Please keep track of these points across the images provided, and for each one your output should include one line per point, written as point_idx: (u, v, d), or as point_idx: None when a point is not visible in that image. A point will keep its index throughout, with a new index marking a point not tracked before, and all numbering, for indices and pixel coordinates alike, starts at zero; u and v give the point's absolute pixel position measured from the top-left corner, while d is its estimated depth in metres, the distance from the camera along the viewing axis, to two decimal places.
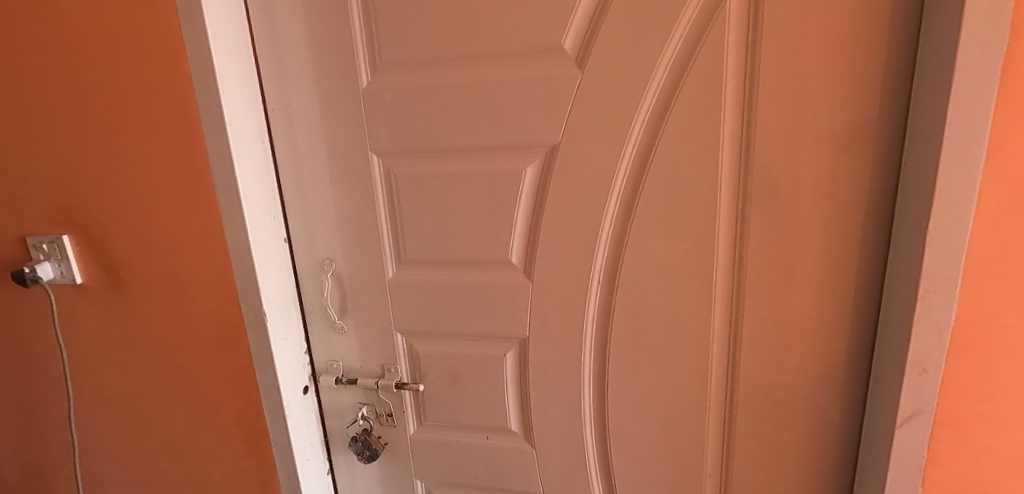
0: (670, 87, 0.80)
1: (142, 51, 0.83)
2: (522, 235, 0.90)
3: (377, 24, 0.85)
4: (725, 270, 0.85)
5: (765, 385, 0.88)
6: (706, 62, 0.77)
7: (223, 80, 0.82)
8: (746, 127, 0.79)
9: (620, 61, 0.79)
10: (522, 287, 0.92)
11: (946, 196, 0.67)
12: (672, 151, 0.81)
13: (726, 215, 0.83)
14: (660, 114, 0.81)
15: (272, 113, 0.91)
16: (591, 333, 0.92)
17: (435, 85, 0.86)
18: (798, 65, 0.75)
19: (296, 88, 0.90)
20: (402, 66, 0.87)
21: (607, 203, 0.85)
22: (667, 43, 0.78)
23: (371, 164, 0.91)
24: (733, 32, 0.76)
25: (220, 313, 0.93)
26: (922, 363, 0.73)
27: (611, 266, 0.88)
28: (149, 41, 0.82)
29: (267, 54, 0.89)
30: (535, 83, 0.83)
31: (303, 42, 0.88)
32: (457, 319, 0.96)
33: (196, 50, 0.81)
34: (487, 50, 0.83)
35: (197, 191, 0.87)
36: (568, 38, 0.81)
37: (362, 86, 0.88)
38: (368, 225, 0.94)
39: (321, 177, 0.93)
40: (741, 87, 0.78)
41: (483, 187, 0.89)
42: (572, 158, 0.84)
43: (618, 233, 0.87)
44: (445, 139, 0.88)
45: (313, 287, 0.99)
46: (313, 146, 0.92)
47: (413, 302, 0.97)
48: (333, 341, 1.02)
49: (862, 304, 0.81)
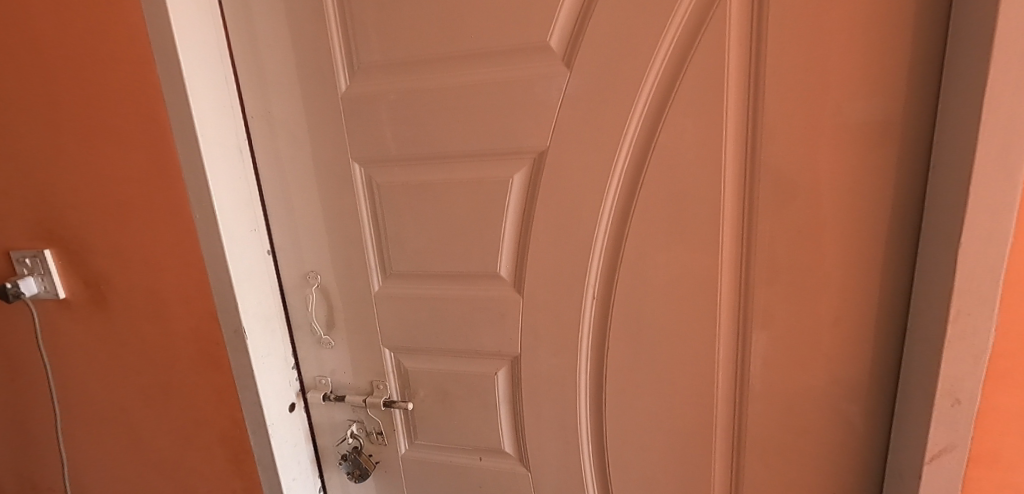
0: (666, 85, 0.73)
1: (112, 60, 0.80)
2: (510, 248, 0.84)
3: (354, 25, 0.80)
4: (731, 284, 0.77)
5: (778, 412, 0.80)
6: (706, 58, 0.70)
7: (194, 88, 0.79)
8: (752, 127, 0.71)
9: (612, 58, 0.72)
10: (512, 302, 0.86)
11: (982, 204, 0.58)
12: (670, 155, 0.74)
13: (731, 226, 0.75)
14: (656, 114, 0.74)
15: (251, 121, 0.88)
16: (586, 353, 0.85)
17: (417, 88, 0.81)
18: (810, 58, 0.67)
19: (275, 95, 0.86)
20: (381, 69, 0.82)
21: (600, 212, 0.78)
22: (663, 37, 0.71)
23: (353, 172, 0.87)
24: (735, 23, 0.68)
25: (200, 329, 0.90)
26: (954, 394, 0.64)
27: (607, 280, 0.82)
28: (119, 50, 0.79)
29: (244, 60, 0.85)
30: (521, 84, 0.77)
31: (279, 47, 0.84)
32: (447, 335, 0.91)
33: (165, 57, 0.77)
34: (469, 50, 0.77)
35: (172, 204, 0.84)
36: (555, 34, 0.74)
37: (341, 92, 0.84)
38: (352, 236, 0.90)
39: (303, 187, 0.89)
40: (745, 84, 0.70)
41: (469, 197, 0.83)
42: (562, 164, 0.78)
43: (613, 244, 0.80)
44: (429, 145, 0.83)
45: (298, 300, 0.96)
46: (294, 154, 0.88)
47: (400, 317, 0.92)
48: (321, 356, 0.98)
49: (886, 324, 0.73)
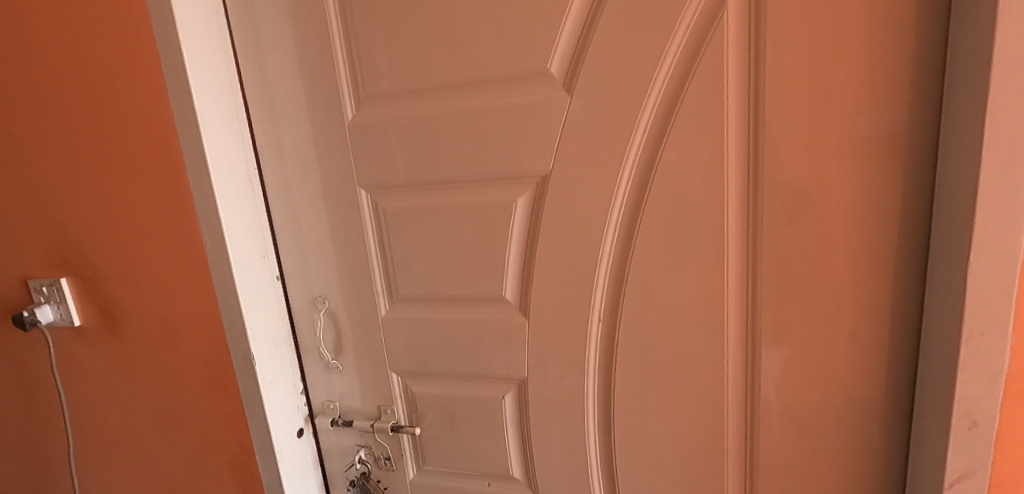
0: (667, 108, 0.73)
1: (128, 94, 0.82)
2: (515, 271, 0.85)
3: (360, 55, 0.83)
4: (738, 305, 0.76)
5: (790, 435, 0.78)
6: (705, 79, 0.70)
7: (205, 119, 0.81)
8: (754, 147, 0.71)
9: (612, 81, 0.73)
10: (517, 325, 0.86)
11: (989, 222, 0.57)
12: (672, 177, 0.74)
13: (736, 246, 0.75)
14: (657, 136, 0.74)
15: (261, 150, 0.90)
16: (593, 376, 0.84)
17: (422, 115, 0.82)
18: (810, 77, 0.67)
19: (284, 124, 0.88)
20: (386, 96, 0.83)
21: (604, 234, 0.79)
22: (662, 60, 0.71)
23: (359, 198, 0.88)
24: (733, 45, 0.69)
25: (209, 355, 0.91)
26: (971, 416, 0.62)
27: (612, 302, 0.81)
28: (135, 84, 0.82)
29: (254, 91, 0.87)
30: (523, 110, 0.78)
31: (287, 78, 0.86)
32: (453, 359, 0.91)
33: (178, 90, 0.80)
34: (472, 77, 0.79)
35: (183, 232, 0.86)
36: (555, 59, 0.75)
37: (348, 120, 0.85)
38: (359, 261, 0.91)
39: (311, 213, 0.91)
40: (745, 105, 0.70)
41: (474, 221, 0.84)
42: (565, 187, 0.78)
43: (618, 266, 0.80)
44: (434, 171, 0.84)
45: (307, 325, 0.96)
46: (302, 181, 0.90)
47: (407, 341, 0.92)
48: (329, 380, 0.99)
49: (897, 345, 0.71)
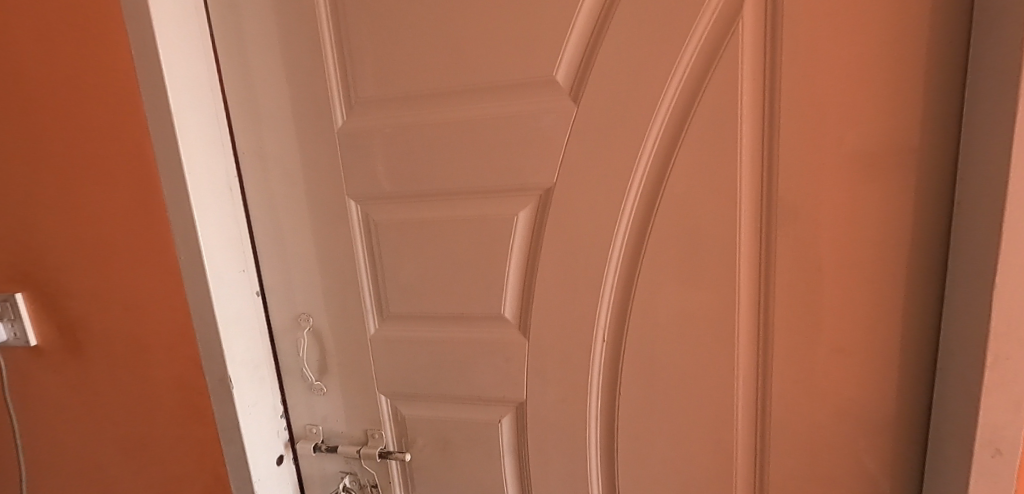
0: (678, 120, 0.70)
1: (99, 96, 0.76)
2: (515, 288, 0.80)
3: (352, 59, 0.78)
4: (750, 325, 0.73)
5: (802, 460, 0.75)
6: (719, 92, 0.68)
7: (182, 124, 0.75)
8: (767, 163, 0.69)
9: (621, 92, 0.70)
10: (517, 345, 0.81)
11: (1016, 243, 0.56)
12: (682, 191, 0.71)
13: (748, 264, 0.72)
14: (667, 149, 0.71)
15: (242, 157, 0.84)
16: (596, 398, 0.81)
17: (418, 122, 0.78)
18: (826, 92, 0.65)
19: (268, 130, 0.82)
20: (380, 103, 0.79)
21: (610, 250, 0.75)
22: (673, 71, 0.69)
23: (349, 210, 0.83)
24: (748, 57, 0.67)
25: (182, 378, 0.84)
26: (995, 443, 0.60)
27: (617, 322, 0.78)
28: (106, 85, 0.75)
29: (236, 95, 0.82)
30: (526, 119, 0.74)
31: (272, 81, 0.80)
32: (447, 380, 0.86)
33: (153, 92, 0.74)
34: (473, 84, 0.75)
35: (156, 245, 0.79)
36: (561, 67, 0.72)
37: (337, 126, 0.80)
38: (348, 276, 0.85)
39: (296, 225, 0.85)
40: (758, 119, 0.68)
41: (472, 236, 0.79)
42: (569, 200, 0.75)
43: (624, 284, 0.76)
44: (430, 181, 0.79)
45: (289, 344, 0.90)
46: (287, 191, 0.84)
47: (397, 361, 0.87)
48: (312, 403, 0.93)
49: (913, 367, 0.69)
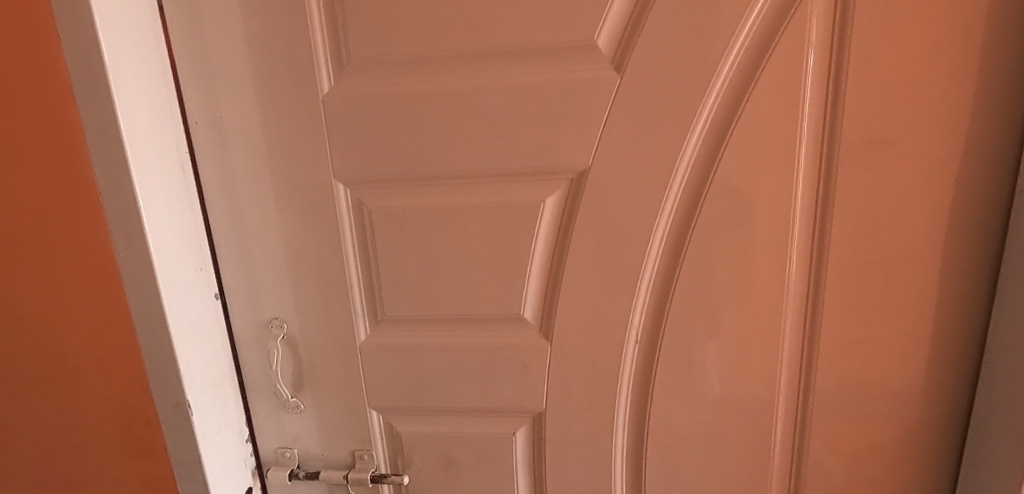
0: (732, 97, 0.63)
1: (8, 45, 0.58)
2: (537, 286, 0.71)
3: (344, 10, 0.63)
4: (795, 321, 0.69)
5: (840, 459, 0.73)
6: (779, 68, 0.61)
7: (120, 83, 0.58)
8: (827, 148, 0.63)
9: (672, 62, 0.62)
10: (537, 350, 0.72)
11: None
12: (733, 177, 0.64)
13: (798, 257, 0.67)
14: (719, 130, 0.64)
15: (195, 128, 0.68)
16: (626, 404, 0.74)
17: (428, 92, 0.65)
18: (894, 70, 0.60)
19: (231, 95, 0.67)
20: (379, 66, 0.65)
21: (650, 242, 0.67)
22: (732, 43, 0.61)
23: (337, 195, 0.69)
24: (815, 30, 0.60)
25: (123, 405, 0.67)
26: None
27: (653, 321, 0.70)
28: (17, 31, 0.58)
29: (188, 50, 0.65)
30: (560, 91, 0.63)
31: (237, 35, 0.65)
32: (453, 391, 0.75)
33: (79, 40, 0.56)
34: (497, 48, 0.63)
35: (87, 240, 0.62)
36: (603, 31, 0.62)
37: (323, 93, 0.66)
38: (334, 274, 0.72)
39: (268, 213, 0.70)
40: (820, 99, 0.62)
41: (489, 227, 0.68)
42: (607, 186, 0.66)
43: (662, 280, 0.69)
44: (441, 162, 0.67)
45: (256, 355, 0.76)
46: (255, 172, 0.69)
47: (394, 371, 0.75)
48: (285, 423, 0.78)
49: (959, 360, 0.67)
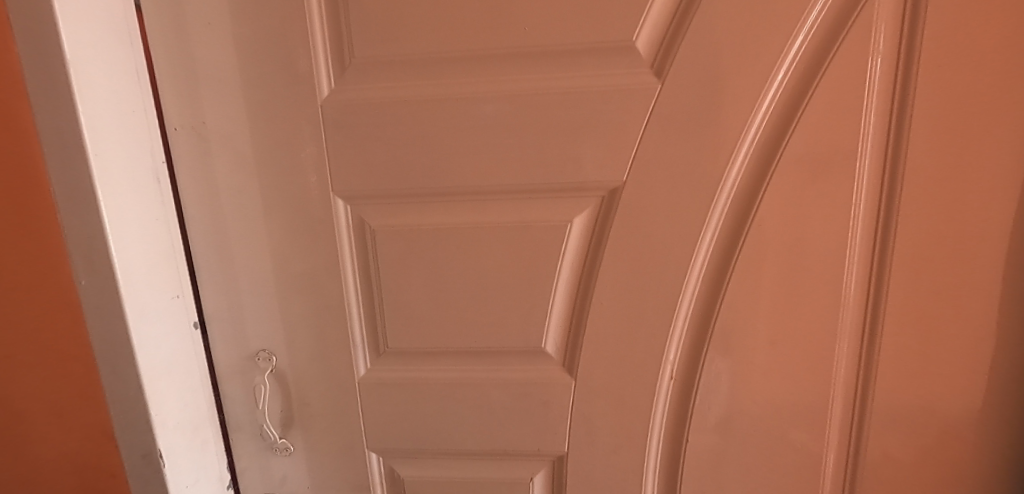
0: (786, 107, 0.56)
1: None
2: (560, 315, 0.63)
3: (347, 3, 0.56)
4: (847, 355, 0.62)
5: None
6: (839, 75, 0.55)
7: (83, 83, 0.50)
8: (891, 166, 0.57)
9: (718, 67, 0.55)
10: (559, 387, 0.64)
11: None
12: (784, 197, 0.58)
13: (855, 286, 0.60)
14: (770, 143, 0.57)
15: (175, 135, 0.59)
16: (657, 446, 0.66)
17: (442, 97, 0.57)
18: (966, 80, 0.54)
19: (217, 97, 0.58)
20: (385, 66, 0.57)
21: (691, 267, 0.60)
22: (787, 49, 0.54)
23: (336, 212, 0.61)
24: (882, 33, 0.54)
25: (81, 454, 0.58)
26: None
27: (691, 354, 0.63)
28: None
29: (167, 45, 0.57)
30: (593, 98, 0.56)
31: (225, 31, 0.57)
32: (464, 432, 0.67)
33: (37, 31, 0.48)
34: (521, 48, 0.56)
35: (42, 264, 0.53)
36: (643, 31, 0.55)
37: (322, 96, 0.58)
38: (331, 300, 0.64)
39: (256, 231, 0.62)
40: (884, 110, 0.56)
41: (508, 250, 0.61)
42: (643, 205, 0.58)
43: (702, 310, 0.62)
44: (457, 177, 0.59)
45: (241, 390, 0.67)
46: (242, 185, 0.61)
47: (397, 409, 0.67)
48: (272, 467, 0.69)
49: None
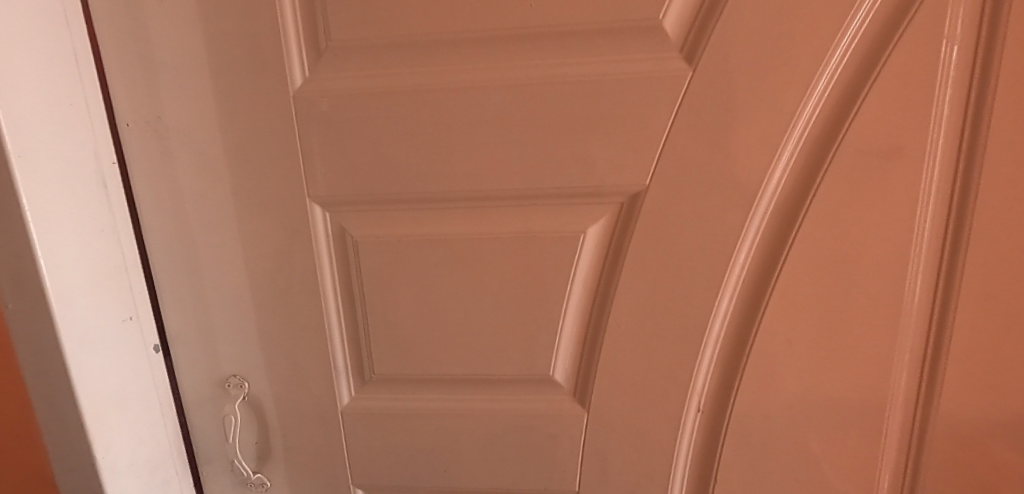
0: (840, 98, 0.48)
1: None
2: (572, 337, 0.55)
3: None
4: (903, 385, 0.54)
5: None
6: (905, 61, 0.46)
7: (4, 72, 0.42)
8: (962, 168, 0.48)
9: (759, 51, 0.46)
10: (569, 420, 0.56)
11: None
12: (835, 203, 0.49)
13: (916, 307, 0.52)
14: (821, 140, 0.49)
15: (128, 131, 0.51)
16: (680, 485, 0.58)
17: (434, 87, 0.49)
18: None
19: (175, 87, 0.50)
20: (368, 52, 0.49)
21: (724, 284, 0.52)
22: (844, 28, 0.46)
23: (313, 220, 0.53)
24: (958, 10, 0.45)
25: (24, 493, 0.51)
26: None
27: (721, 383, 0.55)
28: None
29: (116, 26, 0.49)
30: (611, 88, 0.48)
31: (181, 10, 0.49)
32: (461, 468, 0.59)
33: None
34: (526, 29, 0.47)
35: None
36: (672, 8, 0.46)
37: (296, 86, 0.50)
38: (310, 320, 0.56)
39: (223, 242, 0.54)
40: (957, 102, 0.47)
41: (511, 265, 0.53)
42: (668, 213, 0.50)
43: (735, 333, 0.54)
44: (451, 180, 0.51)
45: (209, 420, 0.59)
46: (206, 189, 0.53)
47: (385, 442, 0.59)
48: None
49: None
